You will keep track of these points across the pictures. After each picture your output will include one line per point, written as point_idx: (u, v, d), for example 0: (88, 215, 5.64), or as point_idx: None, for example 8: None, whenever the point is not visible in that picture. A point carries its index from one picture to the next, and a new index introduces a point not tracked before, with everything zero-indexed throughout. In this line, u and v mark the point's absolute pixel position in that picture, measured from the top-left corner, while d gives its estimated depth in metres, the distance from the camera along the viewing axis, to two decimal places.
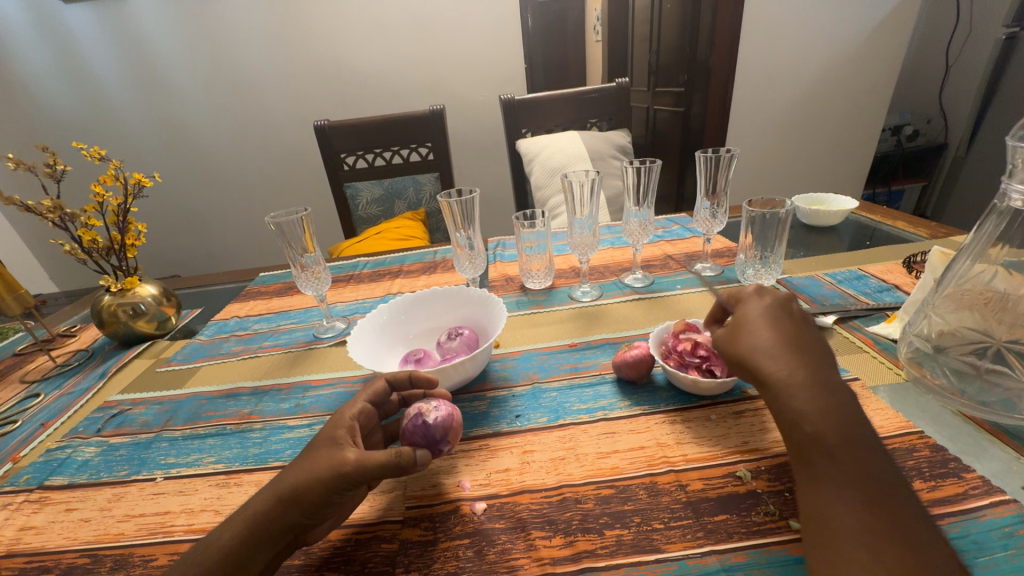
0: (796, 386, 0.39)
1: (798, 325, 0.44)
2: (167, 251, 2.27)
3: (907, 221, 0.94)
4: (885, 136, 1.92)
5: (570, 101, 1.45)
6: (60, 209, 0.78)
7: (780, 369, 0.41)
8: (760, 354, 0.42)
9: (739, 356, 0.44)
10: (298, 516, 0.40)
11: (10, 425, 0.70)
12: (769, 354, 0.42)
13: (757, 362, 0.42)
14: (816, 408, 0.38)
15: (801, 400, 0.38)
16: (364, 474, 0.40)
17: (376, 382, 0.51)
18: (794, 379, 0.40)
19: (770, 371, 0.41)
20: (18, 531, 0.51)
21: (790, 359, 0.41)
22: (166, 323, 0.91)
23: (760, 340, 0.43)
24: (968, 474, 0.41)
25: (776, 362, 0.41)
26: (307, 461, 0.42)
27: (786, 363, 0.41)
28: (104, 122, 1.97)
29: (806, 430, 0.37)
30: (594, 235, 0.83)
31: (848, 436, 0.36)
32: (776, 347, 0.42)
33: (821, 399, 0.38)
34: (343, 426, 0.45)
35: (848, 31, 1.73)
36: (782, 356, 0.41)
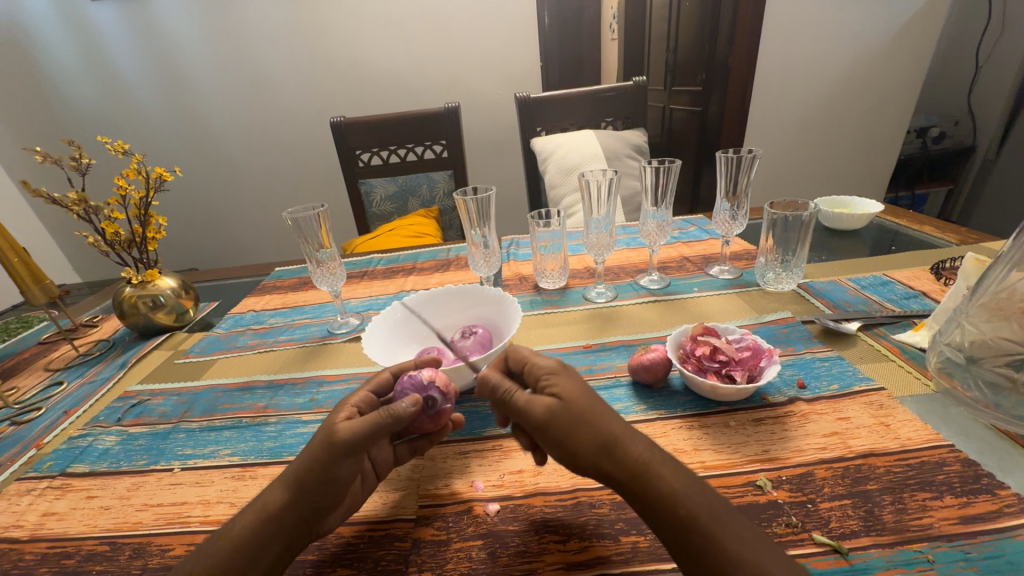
0: (630, 438, 0.37)
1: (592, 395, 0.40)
2: (184, 244, 2.30)
3: (935, 226, 0.92)
4: (911, 137, 1.85)
5: (586, 100, 1.44)
6: (85, 202, 0.80)
7: (609, 423, 0.38)
8: (580, 411, 0.38)
9: (599, 444, 0.37)
10: (305, 499, 0.41)
11: (34, 412, 0.72)
12: (589, 405, 0.39)
13: (589, 421, 0.38)
14: (683, 480, 0.35)
15: (663, 474, 0.35)
16: (356, 442, 0.41)
17: (381, 373, 0.51)
18: (622, 430, 0.38)
19: (609, 424, 0.38)
20: (40, 517, 0.52)
21: (605, 407, 0.39)
22: (184, 315, 0.93)
23: (578, 391, 0.40)
24: (1002, 491, 0.39)
25: (605, 414, 0.38)
26: (306, 447, 0.43)
27: (611, 412, 0.39)
28: (127, 117, 2.01)
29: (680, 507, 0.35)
30: (610, 235, 0.82)
31: (715, 501, 0.35)
32: (589, 392, 0.40)
33: (668, 461, 0.36)
34: (342, 409, 0.46)
35: (873, 29, 1.68)
36: (606, 409, 0.39)
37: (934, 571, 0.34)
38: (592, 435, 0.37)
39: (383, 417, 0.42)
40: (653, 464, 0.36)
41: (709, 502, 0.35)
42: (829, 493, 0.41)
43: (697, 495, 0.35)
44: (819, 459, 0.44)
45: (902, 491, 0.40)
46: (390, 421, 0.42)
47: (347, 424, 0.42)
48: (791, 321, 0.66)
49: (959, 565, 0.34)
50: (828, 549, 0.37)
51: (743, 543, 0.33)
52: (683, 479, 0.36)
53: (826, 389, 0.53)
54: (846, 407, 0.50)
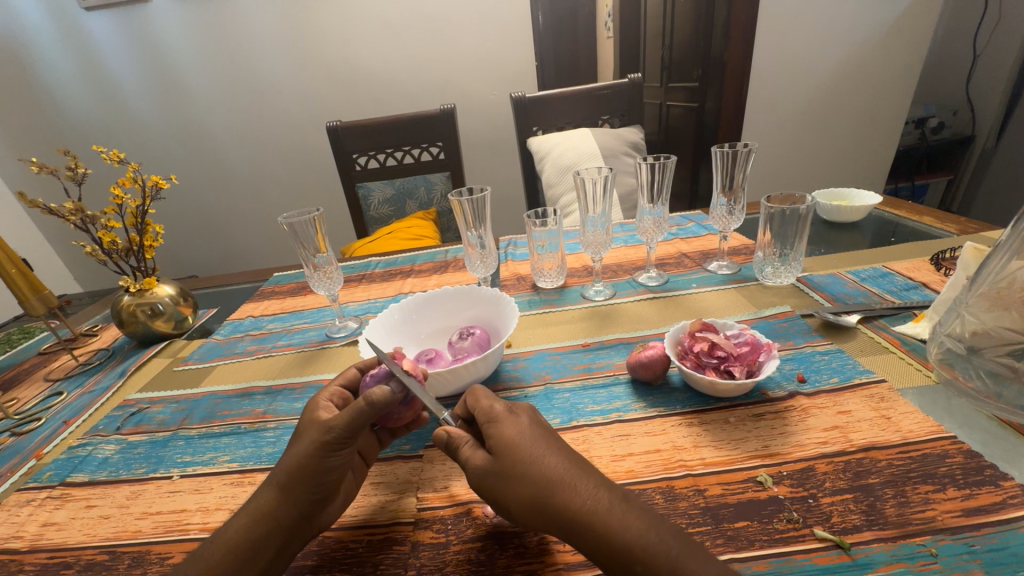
0: (572, 483, 0.36)
1: (538, 439, 0.39)
2: (184, 252, 2.31)
3: (935, 217, 0.91)
4: (909, 128, 1.84)
5: (582, 98, 1.44)
6: (81, 211, 0.79)
7: (545, 471, 0.37)
8: (513, 461, 0.38)
9: (539, 494, 0.36)
10: (300, 494, 0.41)
11: (34, 422, 0.71)
12: (524, 453, 0.38)
13: (524, 469, 0.37)
14: (637, 526, 0.33)
15: (611, 524, 0.33)
16: (349, 431, 0.42)
17: (348, 369, 0.52)
18: (562, 475, 0.36)
19: (549, 470, 0.37)
20: (41, 527, 0.52)
21: (546, 451, 0.38)
22: (183, 323, 0.93)
23: (519, 437, 0.39)
24: (1006, 482, 0.39)
25: (541, 461, 0.37)
26: (294, 444, 0.43)
27: (555, 456, 0.38)
28: (125, 125, 2.01)
29: (636, 566, 0.32)
30: (607, 233, 0.81)
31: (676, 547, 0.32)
32: (529, 438, 0.39)
33: (616, 505, 0.34)
34: (321, 407, 0.47)
35: (870, 21, 1.68)
36: (545, 454, 0.38)
37: (938, 565, 0.34)
38: (522, 490, 0.37)
39: (367, 403, 0.42)
40: (600, 511, 0.34)
41: (669, 547, 0.32)
42: (831, 488, 0.40)
43: (650, 545, 0.32)
44: (821, 453, 0.44)
45: (905, 484, 0.40)
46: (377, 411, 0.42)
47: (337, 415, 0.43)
48: (790, 315, 0.66)
49: (963, 558, 0.34)
50: (830, 544, 0.36)
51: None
52: (637, 523, 0.33)
53: (826, 382, 0.52)
54: (847, 401, 0.49)
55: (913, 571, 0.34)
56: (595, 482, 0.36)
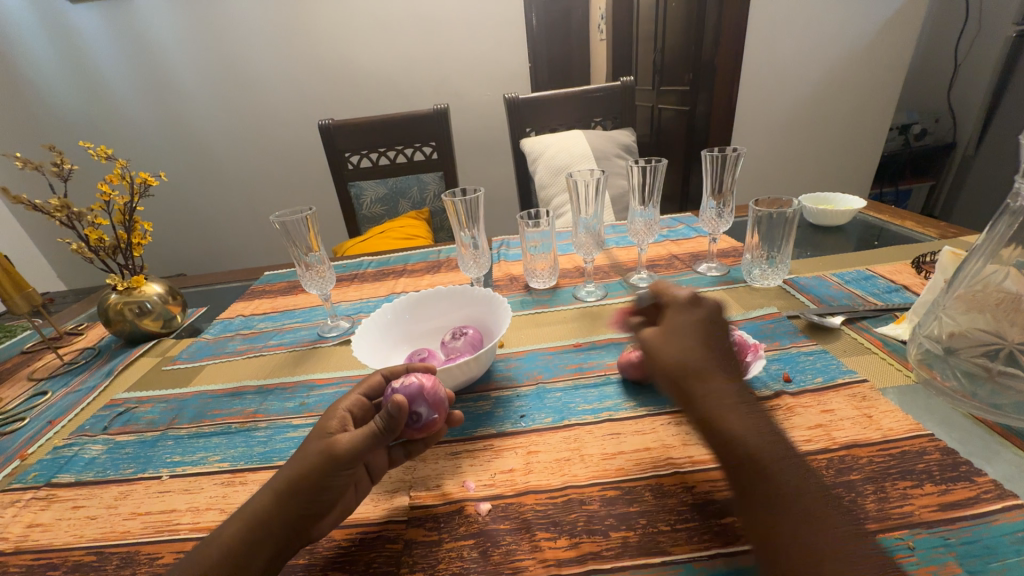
0: (710, 377, 0.39)
1: (708, 332, 0.42)
2: (171, 251, 2.28)
3: (917, 221, 0.93)
4: (894, 135, 1.88)
5: (574, 100, 1.45)
6: (67, 208, 0.78)
7: (693, 358, 0.40)
8: (671, 339, 0.42)
9: (671, 370, 0.40)
10: (298, 505, 0.41)
11: (18, 422, 0.70)
12: (683, 338, 0.42)
13: (673, 349, 0.41)
14: (752, 432, 0.36)
15: (729, 421, 0.36)
16: (356, 452, 0.42)
17: (372, 375, 0.51)
18: (703, 366, 0.39)
19: (693, 358, 0.40)
20: (26, 529, 0.51)
21: (702, 344, 0.41)
22: (172, 321, 0.92)
23: (685, 324, 0.43)
24: (980, 478, 0.40)
25: (694, 349, 0.41)
26: (297, 456, 0.43)
27: (708, 349, 0.41)
28: (111, 122, 1.98)
29: (738, 452, 0.34)
30: (598, 235, 0.82)
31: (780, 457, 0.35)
32: (694, 328, 0.42)
33: (745, 413, 0.37)
34: (336, 417, 0.46)
35: (857, 29, 1.72)
36: (702, 344, 0.41)
37: (914, 558, 0.35)
38: (666, 363, 0.41)
39: (379, 426, 0.43)
40: (726, 408, 0.37)
41: (775, 458, 0.34)
42: None
43: (760, 447, 0.35)
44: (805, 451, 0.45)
45: (884, 480, 0.41)
46: (386, 431, 0.43)
47: (347, 434, 0.43)
48: (777, 316, 0.67)
49: (939, 551, 0.35)
50: None
51: (799, 495, 0.32)
52: (751, 435, 0.35)
53: (810, 382, 0.54)
54: (830, 400, 0.51)
55: None
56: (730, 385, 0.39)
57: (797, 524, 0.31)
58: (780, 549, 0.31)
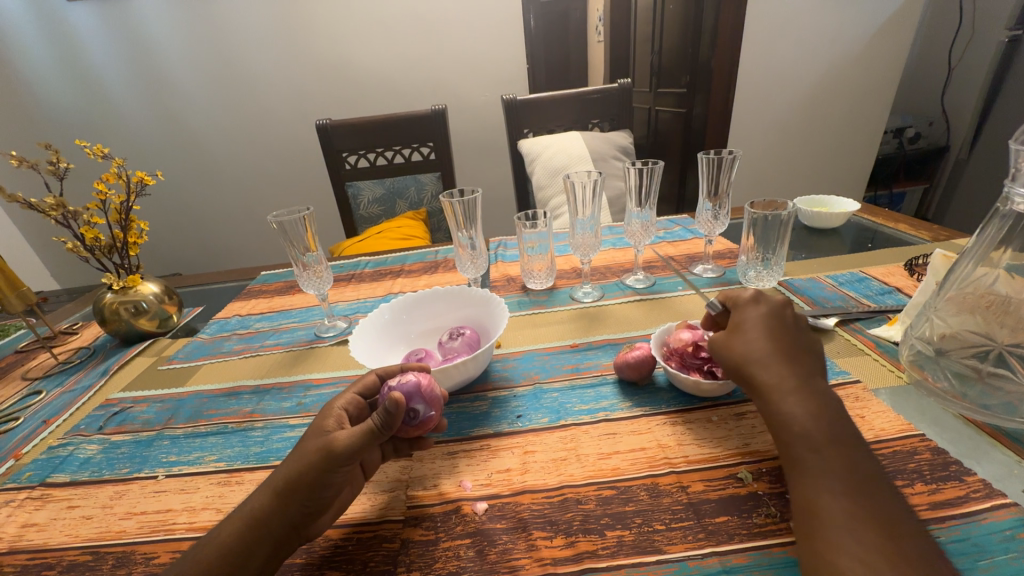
0: (772, 364, 0.43)
1: (774, 325, 0.46)
2: (167, 250, 2.27)
3: (910, 224, 0.94)
4: (888, 138, 1.90)
5: (572, 101, 1.45)
6: (63, 206, 0.77)
7: (753, 348, 0.45)
8: (740, 332, 0.47)
9: (735, 360, 0.46)
10: (295, 504, 0.41)
11: (12, 422, 0.70)
12: (748, 331, 0.47)
13: (739, 340, 0.46)
14: (804, 413, 0.40)
15: (783, 402, 0.41)
16: (354, 449, 0.42)
17: (367, 376, 0.51)
18: (765, 355, 0.44)
19: (755, 347, 0.45)
20: (20, 528, 0.51)
21: (766, 336, 0.45)
22: (168, 321, 0.91)
23: (751, 319, 0.47)
24: (970, 477, 0.41)
25: (758, 340, 0.45)
26: (296, 455, 0.43)
27: (772, 339, 0.45)
28: (107, 120, 1.98)
29: (793, 429, 0.39)
30: (595, 236, 0.83)
31: (840, 435, 0.38)
32: (760, 322, 0.47)
33: (799, 395, 0.41)
34: (332, 416, 0.47)
35: (852, 33, 1.73)
36: (766, 335, 0.45)
37: None
38: (731, 356, 0.46)
39: (377, 423, 0.42)
40: (784, 390, 0.41)
41: (825, 437, 0.38)
42: None
43: (814, 425, 0.39)
44: None
45: None
46: (383, 427, 0.43)
47: (344, 432, 0.43)
48: None
49: None
50: None
51: (843, 467, 0.36)
52: (804, 416, 0.39)
53: None
54: None
55: None
56: (790, 370, 0.43)
57: (833, 489, 0.35)
58: (810, 505, 0.35)
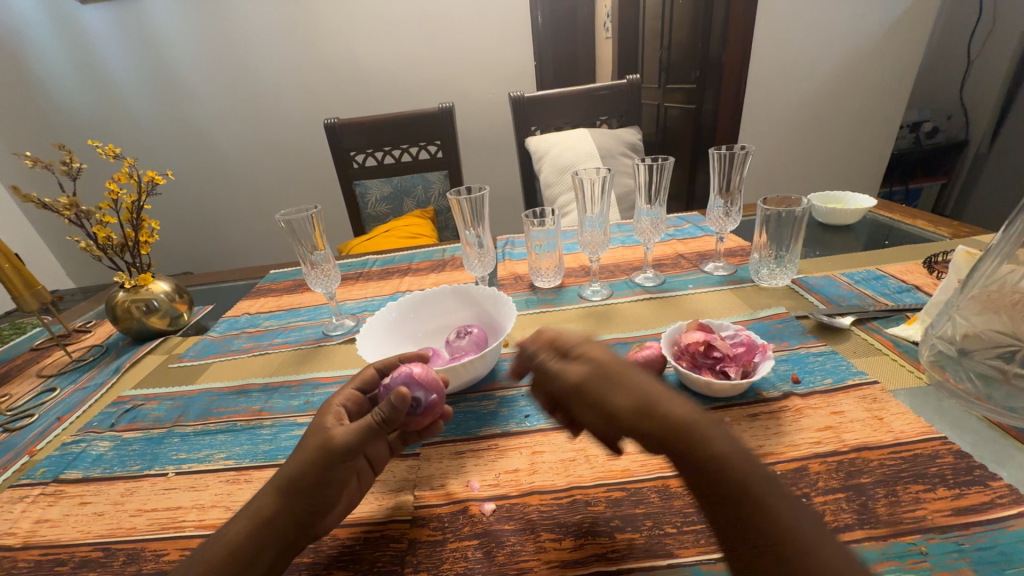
0: (668, 400, 0.34)
1: (619, 360, 0.38)
2: (178, 249, 2.30)
3: (928, 221, 0.92)
4: (904, 133, 1.86)
5: (580, 98, 1.44)
6: (76, 206, 0.78)
7: (641, 387, 0.35)
8: (610, 373, 0.37)
9: (636, 403, 0.34)
10: (301, 501, 0.41)
11: (27, 418, 0.71)
12: (616, 370, 0.37)
13: (618, 379, 0.36)
14: (733, 448, 0.31)
15: (710, 435, 0.31)
16: (354, 443, 0.43)
17: (365, 370, 0.52)
18: (656, 391, 0.35)
19: (642, 383, 0.35)
20: (34, 524, 0.51)
21: (637, 368, 0.37)
22: (179, 319, 0.92)
23: (602, 355, 0.38)
24: (995, 482, 0.39)
25: (635, 374, 0.36)
26: (298, 453, 0.44)
27: (638, 369, 0.37)
28: (120, 121, 2.00)
29: (733, 484, 0.30)
30: (604, 234, 0.81)
31: (767, 477, 0.31)
32: (616, 357, 0.38)
33: (715, 426, 0.32)
34: (332, 411, 0.47)
35: (866, 26, 1.69)
36: (630, 366, 0.37)
37: (927, 563, 0.34)
38: (626, 403, 0.35)
39: (378, 417, 0.43)
40: (700, 425, 0.32)
41: (758, 477, 0.30)
42: (824, 487, 0.41)
43: (750, 467, 0.30)
44: (814, 453, 0.44)
45: (896, 484, 0.40)
46: (383, 423, 0.44)
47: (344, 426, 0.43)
48: (785, 316, 0.67)
49: (952, 556, 0.35)
50: None
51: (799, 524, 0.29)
52: (733, 450, 0.31)
53: (820, 383, 0.53)
54: (840, 402, 0.50)
55: (903, 569, 0.34)
56: (691, 401, 0.34)
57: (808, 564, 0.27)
58: None
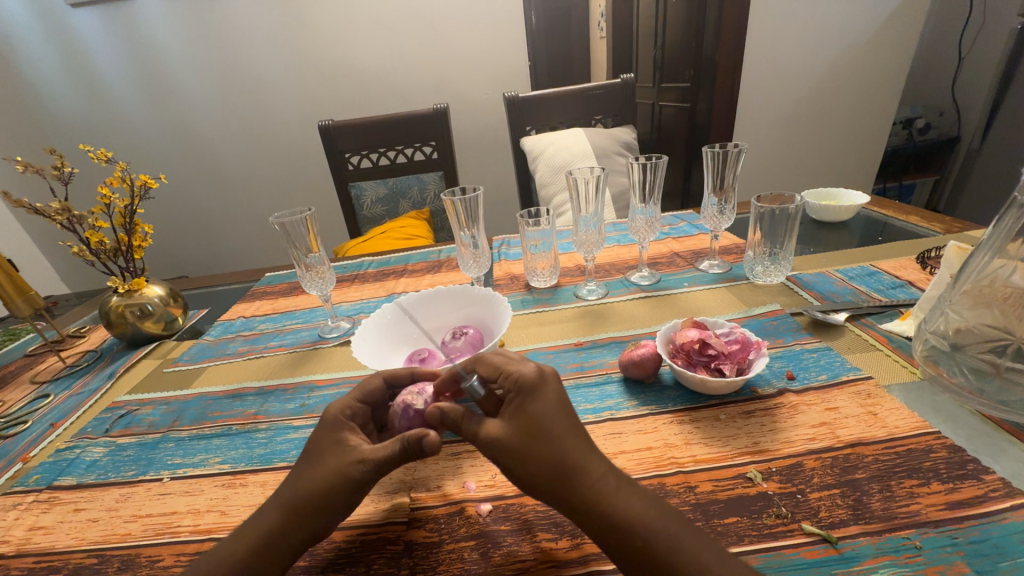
0: (585, 467, 0.36)
1: (552, 414, 0.38)
2: (173, 253, 2.29)
3: (921, 217, 0.93)
4: (897, 129, 1.87)
5: (573, 98, 1.44)
6: (67, 211, 0.78)
7: (562, 450, 0.37)
8: (533, 435, 0.38)
9: (554, 469, 0.36)
10: (317, 519, 0.41)
11: (21, 425, 0.71)
12: (543, 431, 0.38)
13: (539, 442, 0.37)
14: (640, 508, 0.35)
15: (618, 503, 0.35)
16: (378, 469, 0.42)
17: (372, 380, 0.50)
18: (578, 455, 0.37)
19: (566, 449, 0.37)
20: (27, 531, 0.51)
21: (567, 428, 0.38)
22: (173, 323, 0.91)
23: (541, 410, 0.38)
24: (988, 476, 0.40)
25: (559, 438, 0.37)
26: (316, 469, 0.42)
27: (568, 431, 0.38)
28: (113, 124, 1.99)
29: (637, 544, 0.34)
30: (599, 233, 0.81)
31: (675, 530, 0.34)
32: (552, 413, 0.38)
33: (624, 487, 0.36)
34: (343, 425, 0.46)
35: (859, 22, 1.70)
36: (562, 426, 0.38)
37: (921, 558, 0.34)
38: (541, 468, 0.37)
39: (402, 448, 0.41)
40: (610, 492, 0.35)
41: (667, 527, 0.34)
42: (819, 484, 0.41)
43: (655, 526, 0.34)
44: (809, 449, 0.44)
45: (890, 479, 0.40)
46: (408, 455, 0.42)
47: (369, 450, 0.42)
48: (780, 313, 0.67)
49: (946, 551, 0.35)
50: (817, 538, 0.37)
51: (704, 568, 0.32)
52: (641, 506, 0.35)
53: (815, 379, 0.53)
54: (834, 397, 0.50)
55: (898, 564, 0.34)
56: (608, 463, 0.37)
57: None
58: None
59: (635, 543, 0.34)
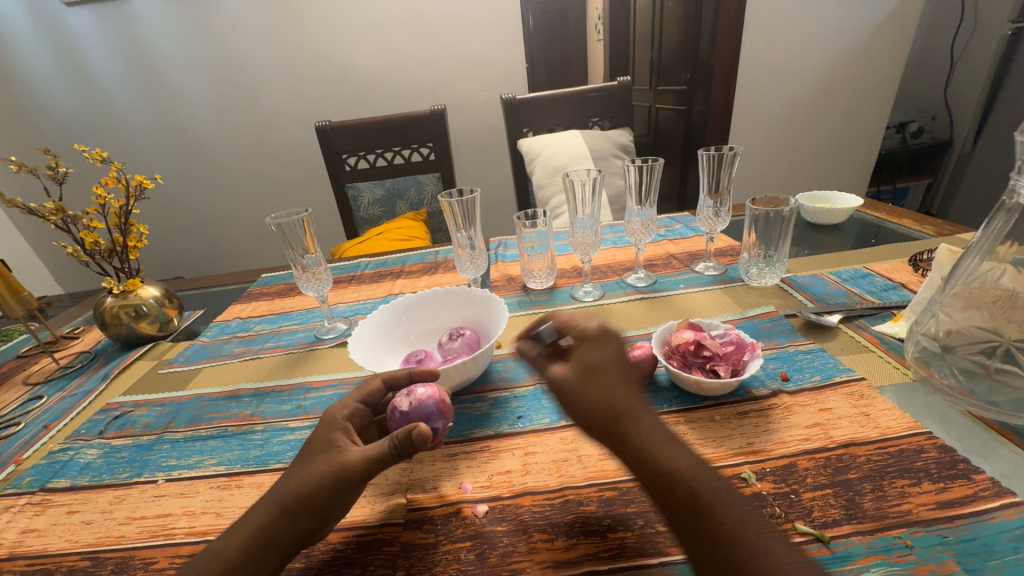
0: (636, 411, 0.38)
1: (611, 363, 0.42)
2: (168, 254, 2.28)
3: (914, 220, 0.94)
4: (891, 132, 1.89)
5: (571, 100, 1.44)
6: (62, 211, 0.77)
7: (614, 393, 0.39)
8: (594, 378, 0.41)
9: (609, 410, 0.38)
10: (305, 520, 0.41)
11: (13, 427, 0.70)
12: (603, 376, 0.41)
13: (599, 385, 0.40)
14: (684, 460, 0.35)
15: (664, 451, 0.35)
16: (366, 470, 0.41)
17: (371, 382, 0.50)
18: (630, 402, 0.39)
19: (619, 393, 0.39)
20: (20, 534, 0.51)
21: (622, 377, 0.41)
22: (168, 324, 0.91)
23: (602, 357, 0.43)
24: (978, 475, 0.40)
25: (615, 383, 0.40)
26: (306, 470, 0.43)
27: (621, 379, 0.41)
28: (108, 124, 1.98)
29: (682, 490, 0.33)
30: (595, 235, 0.82)
31: (715, 488, 0.34)
32: (611, 361, 0.43)
33: (670, 437, 0.37)
34: (337, 428, 0.46)
35: (853, 26, 1.72)
36: (616, 374, 0.41)
37: (912, 556, 0.35)
38: (596, 407, 0.39)
39: (390, 447, 0.41)
40: (656, 440, 0.36)
41: (709, 481, 0.34)
42: (813, 484, 0.41)
43: (700, 476, 0.34)
44: (802, 450, 0.45)
45: (882, 479, 0.41)
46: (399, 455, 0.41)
47: (357, 452, 0.42)
48: (775, 315, 0.67)
49: (937, 549, 0.35)
50: (810, 538, 0.37)
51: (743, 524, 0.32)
52: (684, 459, 0.35)
53: (808, 380, 0.54)
54: (827, 398, 0.50)
55: (890, 563, 0.35)
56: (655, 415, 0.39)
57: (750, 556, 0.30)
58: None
59: (678, 491, 0.33)
